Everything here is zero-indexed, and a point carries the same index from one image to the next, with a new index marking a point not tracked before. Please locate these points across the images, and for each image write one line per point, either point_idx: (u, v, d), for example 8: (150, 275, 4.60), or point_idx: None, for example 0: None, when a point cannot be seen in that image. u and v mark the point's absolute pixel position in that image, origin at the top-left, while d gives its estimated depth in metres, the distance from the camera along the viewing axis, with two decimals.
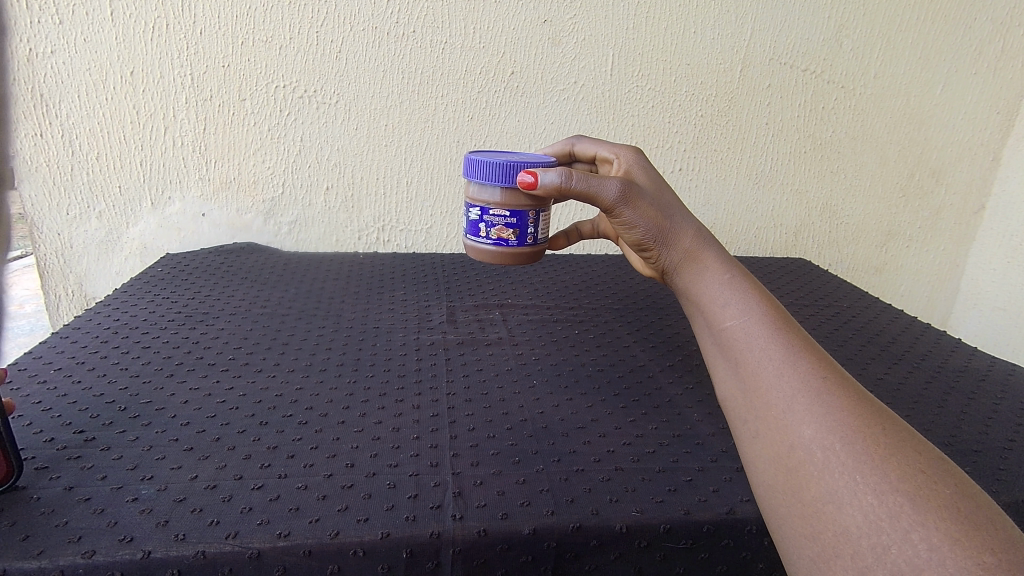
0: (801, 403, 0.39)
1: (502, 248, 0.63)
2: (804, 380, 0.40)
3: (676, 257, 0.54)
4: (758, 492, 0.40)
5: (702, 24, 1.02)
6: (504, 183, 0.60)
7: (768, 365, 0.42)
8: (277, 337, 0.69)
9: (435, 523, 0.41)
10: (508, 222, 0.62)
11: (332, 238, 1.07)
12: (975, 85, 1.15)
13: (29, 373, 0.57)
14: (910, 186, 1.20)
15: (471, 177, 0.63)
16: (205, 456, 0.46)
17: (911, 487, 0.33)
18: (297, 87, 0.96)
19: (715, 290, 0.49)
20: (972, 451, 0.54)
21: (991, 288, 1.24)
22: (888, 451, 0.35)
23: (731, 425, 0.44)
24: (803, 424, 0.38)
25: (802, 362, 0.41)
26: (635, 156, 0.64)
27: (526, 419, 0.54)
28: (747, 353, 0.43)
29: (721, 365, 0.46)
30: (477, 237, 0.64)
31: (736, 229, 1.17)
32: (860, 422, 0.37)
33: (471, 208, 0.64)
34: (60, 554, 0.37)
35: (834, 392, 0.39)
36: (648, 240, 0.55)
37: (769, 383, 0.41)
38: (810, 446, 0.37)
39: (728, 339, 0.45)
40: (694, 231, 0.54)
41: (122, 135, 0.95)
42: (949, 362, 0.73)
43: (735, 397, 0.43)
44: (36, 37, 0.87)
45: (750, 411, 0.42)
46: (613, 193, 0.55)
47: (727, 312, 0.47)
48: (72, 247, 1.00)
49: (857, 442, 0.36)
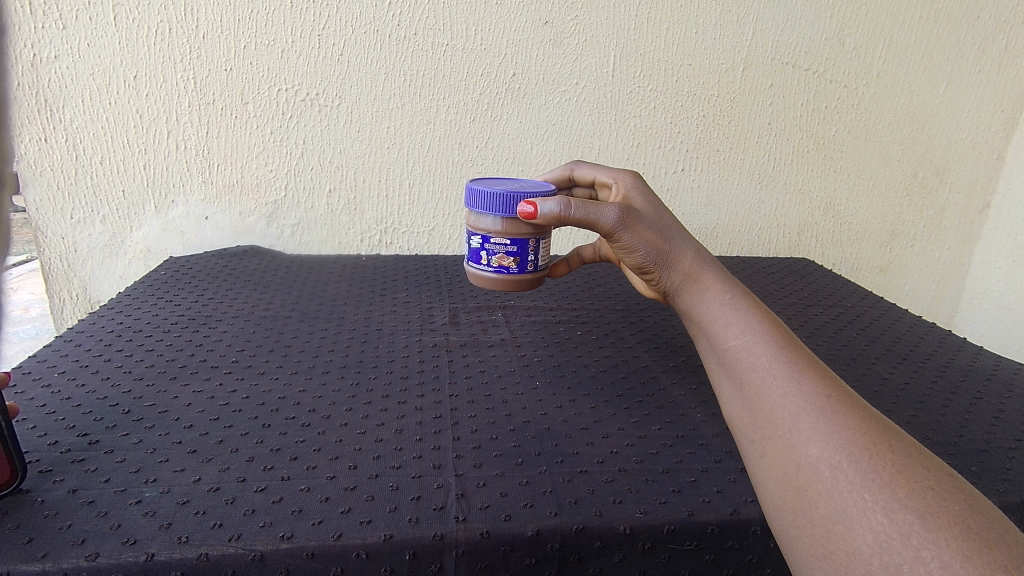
0: (807, 421, 0.39)
1: (504, 275, 0.63)
2: (808, 398, 0.40)
3: (676, 278, 0.54)
4: (769, 512, 0.40)
5: (704, 25, 1.02)
6: (504, 212, 0.60)
7: (772, 383, 0.42)
8: (280, 339, 0.69)
9: (440, 525, 0.41)
10: (509, 249, 0.62)
11: (335, 241, 1.07)
12: (978, 84, 1.14)
13: (34, 376, 0.57)
14: (913, 185, 1.19)
15: (472, 206, 0.62)
16: (209, 458, 0.46)
17: (921, 504, 0.33)
18: (300, 90, 0.96)
19: (716, 309, 0.49)
20: (979, 451, 0.53)
21: (997, 287, 1.24)
22: (896, 468, 0.35)
23: (739, 445, 0.44)
24: (809, 443, 0.38)
25: (804, 379, 0.41)
26: (633, 180, 0.64)
27: (529, 421, 0.54)
28: (750, 372, 0.43)
29: (726, 383, 0.46)
30: (478, 264, 0.64)
31: (739, 229, 1.17)
32: (865, 438, 0.37)
33: (472, 236, 0.64)
34: (64, 557, 0.37)
35: (838, 408, 0.39)
36: (647, 263, 0.56)
37: (772, 402, 0.41)
38: (817, 464, 0.37)
39: (731, 358, 0.46)
40: (693, 252, 0.55)
41: (125, 140, 0.95)
42: (955, 362, 0.73)
43: (741, 418, 0.43)
44: (40, 42, 0.88)
45: (758, 430, 0.42)
46: (611, 219, 0.56)
47: (729, 332, 0.47)
48: (76, 250, 1.01)
49: (864, 459, 0.36)
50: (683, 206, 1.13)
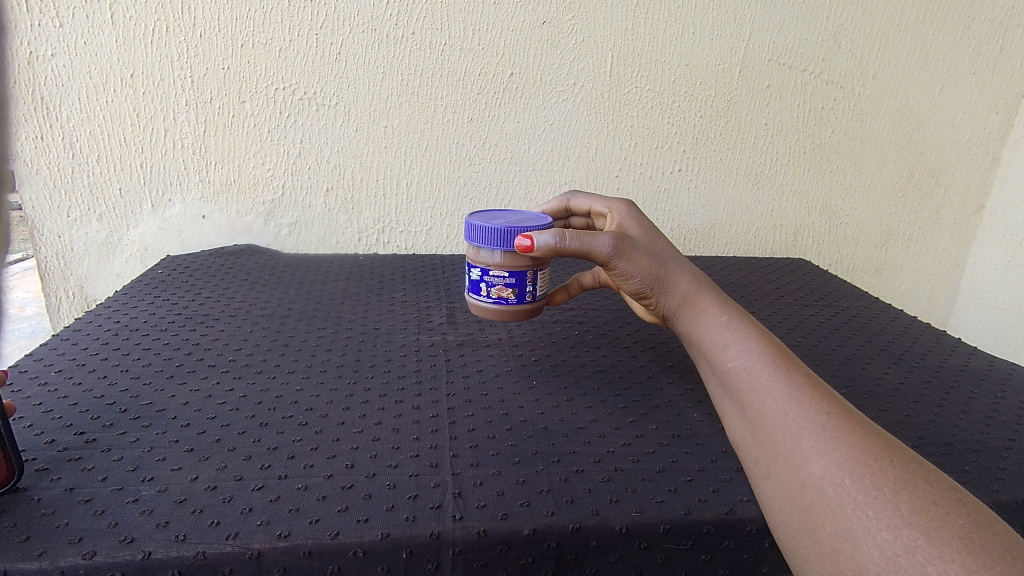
0: (808, 440, 0.40)
1: (503, 306, 0.63)
2: (808, 417, 0.41)
3: (674, 302, 0.55)
4: (776, 532, 0.41)
5: (701, 25, 1.02)
6: (502, 246, 0.60)
7: (773, 403, 0.43)
8: (277, 338, 0.69)
9: (437, 523, 0.41)
10: (507, 282, 0.62)
11: (332, 240, 1.07)
12: (973, 85, 1.15)
13: (30, 374, 0.57)
14: (909, 186, 1.20)
15: (471, 240, 0.62)
16: (206, 457, 0.47)
17: (924, 519, 0.34)
18: (297, 89, 0.96)
19: (714, 333, 0.50)
20: (973, 450, 0.54)
21: (991, 287, 1.25)
22: (898, 483, 0.36)
23: (744, 466, 0.45)
24: (812, 461, 0.39)
25: (803, 399, 0.42)
26: (627, 209, 0.65)
27: (526, 420, 0.54)
28: (751, 394, 0.45)
29: (730, 407, 0.47)
30: (477, 295, 0.65)
31: (736, 229, 1.17)
32: (866, 455, 0.38)
33: (471, 268, 0.64)
34: (61, 556, 0.37)
35: (838, 426, 0.40)
36: (645, 289, 0.56)
37: (775, 422, 0.42)
38: (822, 483, 0.38)
39: (732, 380, 0.47)
40: (689, 275, 0.56)
41: (122, 138, 0.95)
42: (950, 362, 0.73)
43: (746, 439, 0.45)
44: (36, 40, 0.88)
45: (762, 451, 0.43)
46: (606, 248, 0.56)
47: (729, 353, 0.48)
48: (73, 249, 1.01)
49: (866, 476, 0.37)
50: (680, 206, 1.13)
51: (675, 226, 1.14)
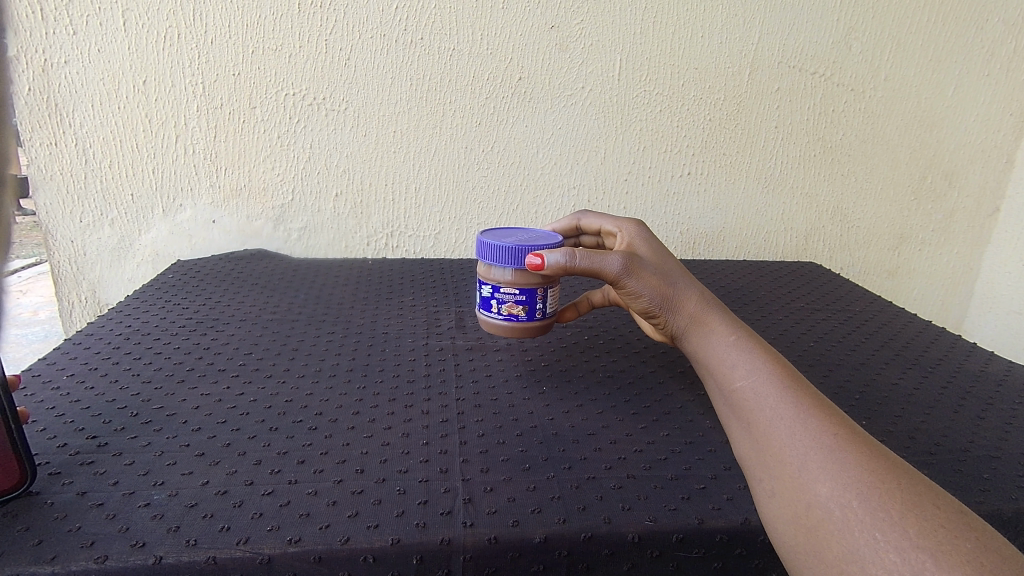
0: (815, 460, 0.40)
1: (513, 323, 0.63)
2: (815, 437, 0.41)
3: (681, 322, 0.55)
4: (780, 550, 0.41)
5: (710, 29, 1.02)
6: (513, 264, 0.60)
7: (779, 423, 0.43)
8: (288, 343, 0.69)
9: (447, 530, 0.41)
10: (517, 298, 0.62)
11: (341, 244, 1.07)
12: (986, 87, 1.13)
13: (43, 379, 0.58)
14: (922, 188, 1.19)
15: (482, 256, 0.62)
16: (216, 462, 0.47)
17: (932, 543, 0.34)
18: (307, 95, 0.97)
19: (722, 351, 0.50)
20: (990, 456, 0.53)
21: (1008, 290, 1.23)
22: (905, 506, 0.36)
23: (749, 483, 0.44)
24: (818, 482, 0.39)
25: (810, 418, 0.42)
26: (637, 228, 0.64)
27: (536, 427, 0.54)
28: (757, 412, 0.44)
29: (734, 425, 0.47)
30: (488, 312, 0.64)
31: (746, 233, 1.16)
32: (873, 476, 0.38)
33: (482, 285, 0.64)
34: (73, 560, 0.37)
35: (844, 446, 0.40)
36: (653, 308, 0.56)
37: (781, 441, 0.42)
38: (828, 504, 0.38)
39: (738, 399, 0.46)
40: (697, 295, 0.55)
41: (134, 143, 0.96)
42: (965, 367, 0.72)
43: (750, 457, 0.44)
44: (51, 47, 0.89)
45: (766, 469, 0.42)
46: (615, 266, 0.56)
47: (736, 372, 0.47)
48: (85, 254, 1.01)
49: (873, 498, 0.37)
50: (689, 210, 1.13)
51: (684, 229, 1.14)
